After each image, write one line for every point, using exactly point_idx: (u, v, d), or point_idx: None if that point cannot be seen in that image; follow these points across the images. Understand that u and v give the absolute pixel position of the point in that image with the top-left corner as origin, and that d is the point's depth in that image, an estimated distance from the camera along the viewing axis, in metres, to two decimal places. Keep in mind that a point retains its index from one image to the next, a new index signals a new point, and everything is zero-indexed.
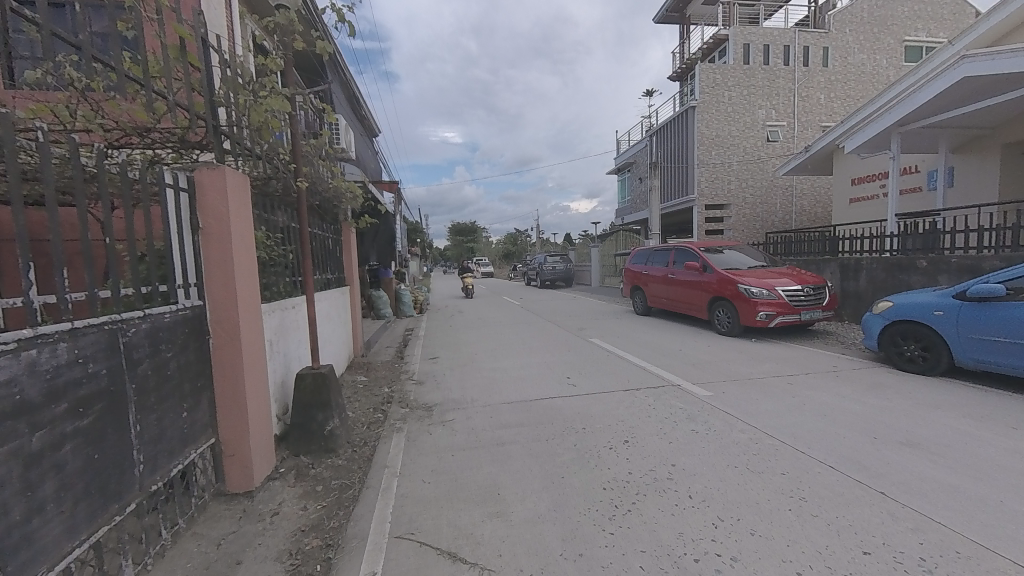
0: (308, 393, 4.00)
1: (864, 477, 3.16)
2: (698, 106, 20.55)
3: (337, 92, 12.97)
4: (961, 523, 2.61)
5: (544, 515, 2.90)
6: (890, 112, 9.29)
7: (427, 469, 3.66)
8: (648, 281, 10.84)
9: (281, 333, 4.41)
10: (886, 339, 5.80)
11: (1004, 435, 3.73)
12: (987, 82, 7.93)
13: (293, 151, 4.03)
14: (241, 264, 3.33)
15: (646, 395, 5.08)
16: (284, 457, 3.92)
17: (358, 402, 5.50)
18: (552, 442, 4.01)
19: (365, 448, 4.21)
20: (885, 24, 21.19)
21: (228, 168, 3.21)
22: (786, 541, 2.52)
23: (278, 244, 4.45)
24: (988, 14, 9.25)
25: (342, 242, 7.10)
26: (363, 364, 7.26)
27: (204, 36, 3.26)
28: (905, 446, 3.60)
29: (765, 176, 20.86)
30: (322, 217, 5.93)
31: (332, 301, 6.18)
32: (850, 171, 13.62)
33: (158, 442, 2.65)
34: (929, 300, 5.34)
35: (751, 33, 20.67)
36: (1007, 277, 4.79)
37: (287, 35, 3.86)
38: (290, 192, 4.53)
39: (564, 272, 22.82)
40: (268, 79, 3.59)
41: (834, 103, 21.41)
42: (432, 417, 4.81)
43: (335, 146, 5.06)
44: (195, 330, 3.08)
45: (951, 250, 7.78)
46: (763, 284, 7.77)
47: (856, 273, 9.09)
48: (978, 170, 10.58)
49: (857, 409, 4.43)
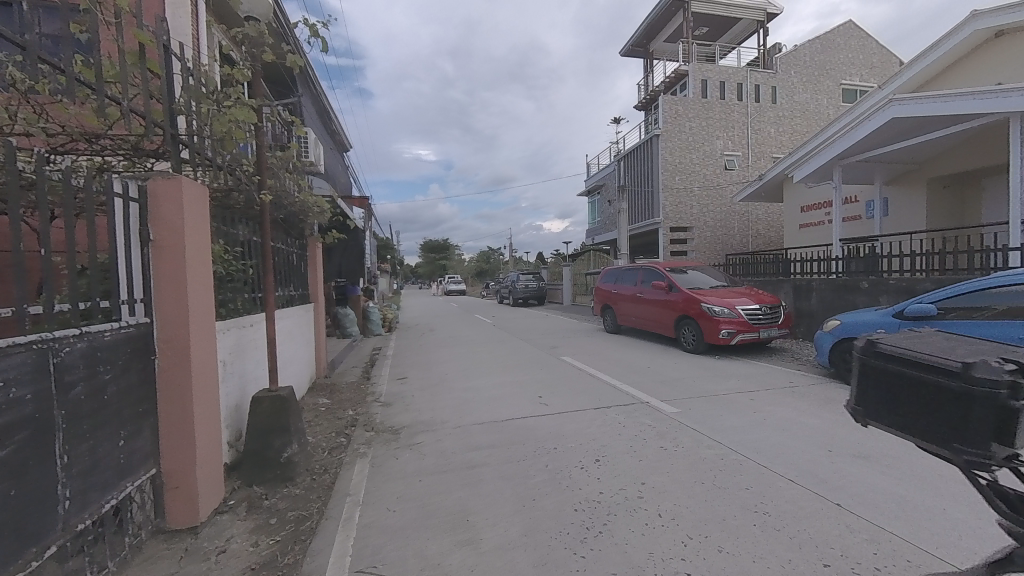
0: (265, 417, 3.77)
1: (822, 489, 3.30)
2: (661, 134, 21.78)
3: (307, 105, 12.76)
4: (909, 531, 2.76)
5: (514, 540, 2.82)
6: (831, 147, 10.14)
7: (393, 496, 3.49)
8: (618, 300, 11.09)
9: (237, 354, 4.16)
10: (837, 355, 6.16)
11: None
12: (914, 123, 8.83)
13: (258, 162, 3.93)
14: (197, 280, 3.14)
15: (616, 413, 5.12)
16: (234, 488, 3.62)
17: (320, 426, 5.21)
18: (523, 463, 3.94)
19: (326, 476, 3.97)
20: (824, 69, 23.42)
21: (185, 178, 3.06)
22: (752, 557, 2.56)
23: (237, 259, 4.23)
24: (912, 61, 10.39)
25: (309, 257, 6.85)
26: (327, 386, 6.93)
27: (166, 43, 3.12)
28: (857, 457, 3.80)
29: (723, 201, 22.15)
30: (287, 231, 5.77)
31: (294, 320, 5.90)
32: (799, 200, 14.70)
33: (90, 474, 2.40)
34: (873, 319, 5.75)
35: (708, 70, 22.29)
36: (938, 298, 5.23)
37: (257, 47, 3.81)
38: (252, 205, 4.34)
39: (536, 290, 23.04)
40: (234, 89, 3.50)
41: (782, 137, 23.20)
42: (399, 441, 4.63)
43: (303, 160, 4.95)
44: (141, 347, 2.85)
45: (889, 273, 8.46)
46: (724, 303, 8.14)
47: (808, 293, 9.70)
48: (909, 201, 11.65)
49: (815, 423, 4.64)
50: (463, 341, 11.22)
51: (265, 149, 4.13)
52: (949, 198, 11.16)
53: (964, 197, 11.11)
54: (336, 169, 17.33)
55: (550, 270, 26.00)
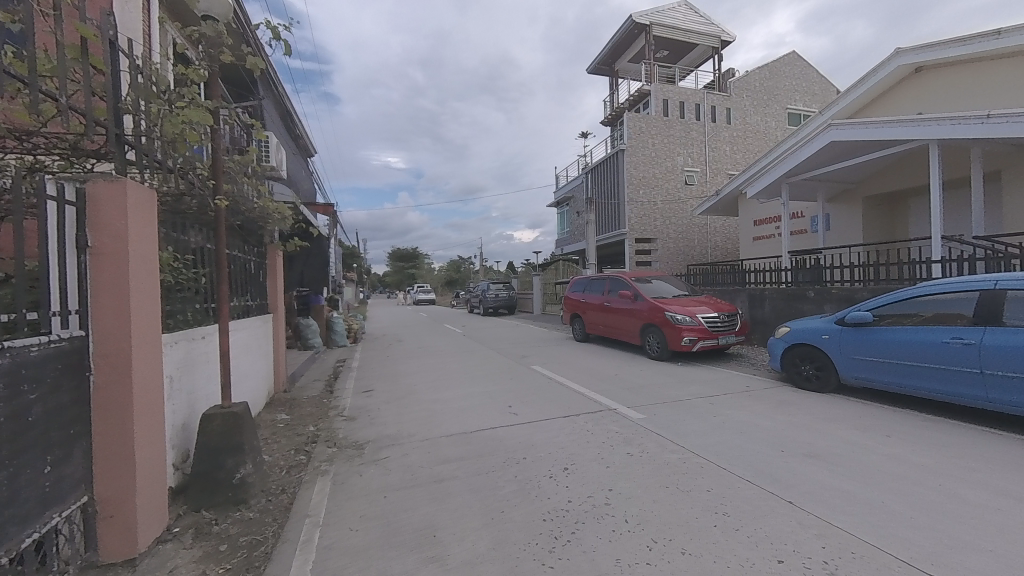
0: (215, 436, 3.53)
1: (776, 488, 3.48)
2: (626, 149, 22.67)
3: (269, 108, 12.32)
4: (853, 525, 2.95)
5: (482, 555, 2.77)
6: (780, 165, 10.91)
7: (356, 515, 3.34)
8: (587, 309, 11.30)
9: (186, 369, 3.89)
10: (789, 360, 6.55)
11: (881, 443, 4.34)
12: (850, 146, 9.67)
13: (214, 166, 3.74)
14: (141, 290, 2.92)
15: (585, 421, 5.19)
16: (180, 514, 3.35)
17: (277, 444, 4.94)
18: (492, 474, 3.90)
19: (283, 497, 3.75)
20: (772, 94, 25.25)
21: (130, 181, 2.86)
22: (713, 557, 2.65)
23: (188, 267, 3.98)
24: (849, 90, 11.39)
25: (268, 265, 6.54)
26: (286, 401, 6.59)
27: (113, 38, 2.93)
28: (807, 457, 4.04)
29: (684, 214, 23.23)
30: (245, 238, 5.50)
31: (250, 331, 5.59)
32: (753, 214, 15.67)
33: (7, 506, 2.15)
34: (818, 325, 6.19)
35: (669, 90, 23.49)
36: (874, 305, 5.70)
37: (215, 47, 3.66)
38: (207, 210, 4.12)
39: (506, 300, 23.09)
40: (188, 90, 3.34)
41: (737, 155, 24.72)
42: (363, 457, 4.47)
43: (263, 164, 4.77)
44: (74, 363, 2.61)
45: (832, 283, 9.15)
46: (686, 311, 8.49)
47: (762, 302, 10.29)
48: (848, 217, 12.68)
49: (770, 425, 4.89)
50: (432, 352, 11.03)
51: (222, 152, 3.94)
52: (881, 215, 12.25)
53: (894, 215, 12.22)
54: (299, 175, 16.76)
55: (520, 279, 26.15)
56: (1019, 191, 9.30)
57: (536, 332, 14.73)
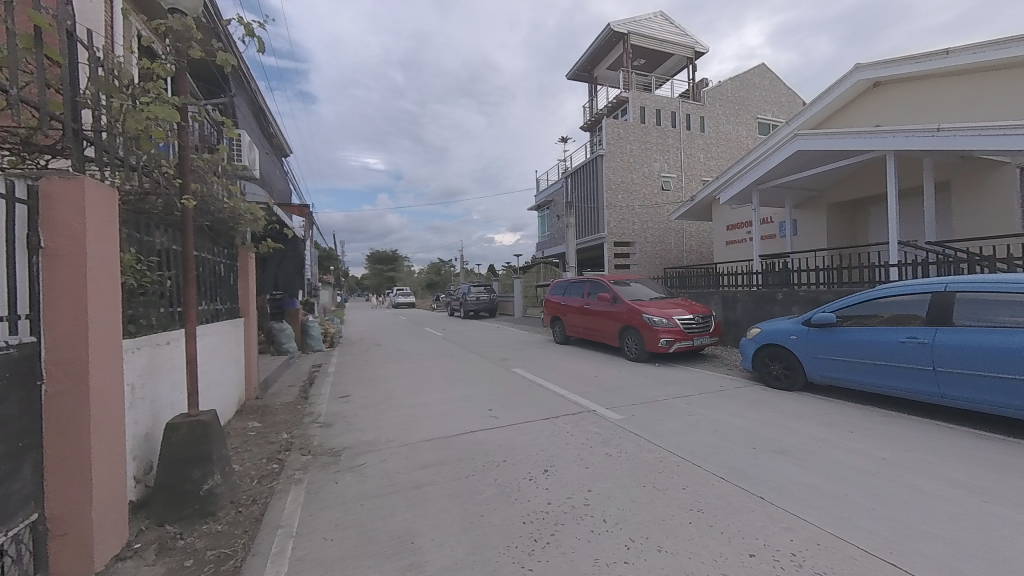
0: (180, 447, 3.37)
1: (747, 484, 3.60)
2: (604, 155, 23.08)
3: (241, 105, 11.93)
4: (820, 518, 3.07)
5: (461, 560, 2.75)
6: (750, 173, 11.33)
7: (331, 524, 3.26)
8: (567, 311, 11.40)
9: (150, 377, 3.71)
10: (759, 360, 6.79)
11: (845, 438, 4.54)
12: (815, 156, 10.15)
13: (181, 165, 3.59)
14: (99, 295, 2.77)
15: (564, 423, 5.23)
16: (141, 530, 3.18)
17: (248, 452, 4.76)
18: (472, 479, 3.87)
19: (254, 508, 3.62)
20: (743, 104, 26.24)
21: (89, 179, 2.73)
22: (688, 554, 2.71)
23: (152, 269, 3.80)
24: (813, 102, 11.96)
25: (240, 268, 6.31)
26: (258, 408, 6.37)
27: (70, 28, 2.78)
28: (777, 453, 4.19)
29: (661, 219, 23.81)
30: (214, 240, 5.31)
31: (220, 336, 5.39)
32: (725, 220, 16.21)
33: None
34: (786, 326, 6.46)
35: (646, 98, 24.07)
36: (837, 307, 5.98)
37: (182, 42, 3.53)
38: (173, 210, 3.96)
39: (487, 302, 23.03)
40: (154, 85, 3.21)
41: (710, 162, 25.53)
42: (339, 464, 4.36)
43: (234, 163, 4.63)
44: (25, 371, 2.43)
45: (799, 285, 9.55)
46: (663, 313, 8.69)
47: (734, 304, 10.65)
48: (813, 223, 13.28)
49: (742, 423, 5.06)
50: (412, 355, 10.89)
51: (190, 150, 3.80)
52: (844, 221, 12.87)
53: (855, 221, 12.86)
54: (273, 175, 16.29)
55: (501, 282, 26.14)
56: (965, 201, 9.97)
57: (517, 335, 14.77)
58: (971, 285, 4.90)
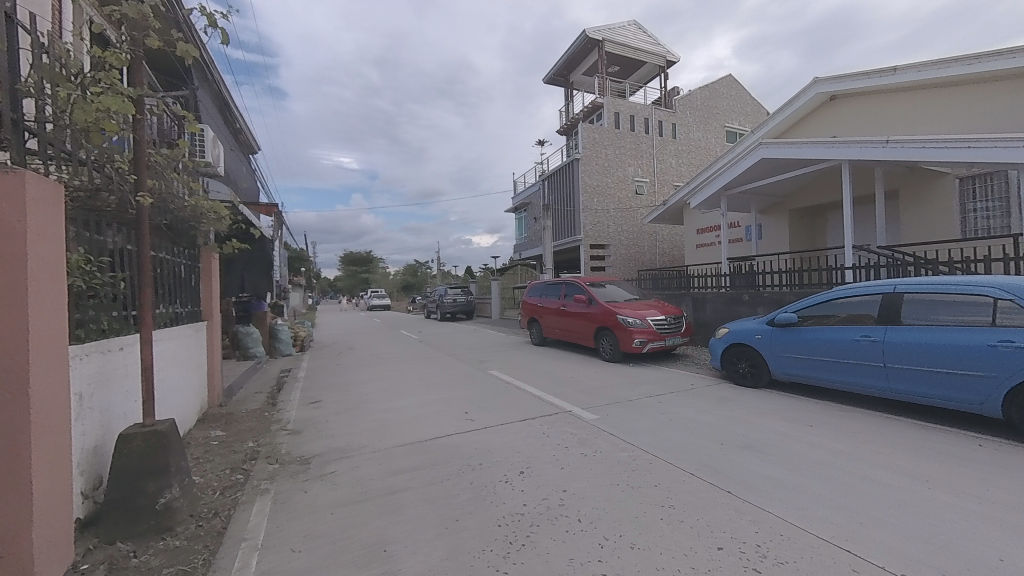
0: (135, 459, 3.18)
1: (716, 479, 3.72)
2: (580, 158, 23.45)
3: (204, 98, 11.40)
4: (782, 509, 3.22)
5: (435, 566, 2.71)
6: (719, 178, 11.77)
7: (300, 535, 3.14)
8: (544, 313, 11.47)
9: (100, 386, 3.48)
10: (727, 359, 7.04)
11: (806, 432, 4.77)
12: (777, 164, 10.65)
13: (137, 160, 3.40)
14: (41, 297, 2.57)
15: (540, 424, 5.25)
16: (89, 549, 2.96)
17: (210, 463, 4.53)
18: (447, 483, 3.83)
19: (216, 521, 3.44)
20: (712, 112, 27.26)
21: (30, 173, 2.52)
22: (660, 549, 2.78)
23: (104, 270, 3.56)
24: (776, 112, 12.54)
25: (202, 269, 6.02)
26: (221, 416, 6.08)
27: (8, 10, 2.58)
28: (744, 448, 4.35)
29: (635, 223, 24.35)
30: (174, 239, 5.04)
31: (180, 341, 5.12)
32: (696, 224, 16.76)
33: None
34: (752, 326, 6.73)
35: (620, 104, 24.62)
36: (798, 307, 6.28)
37: (139, 30, 3.36)
38: (127, 207, 3.73)
39: (464, 305, 22.90)
40: (107, 75, 3.03)
41: (682, 168, 26.35)
42: (309, 472, 4.22)
43: (195, 159, 4.41)
44: None
45: (764, 287, 9.99)
46: (637, 314, 8.88)
47: (704, 305, 11.01)
48: (777, 228, 13.92)
49: (711, 420, 5.22)
50: (386, 359, 10.67)
51: (147, 145, 3.60)
52: (804, 227, 13.54)
53: (814, 226, 13.56)
54: (239, 172, 15.64)
55: (478, 284, 26.04)
56: (912, 208, 10.70)
57: (494, 337, 14.74)
58: (917, 286, 5.26)
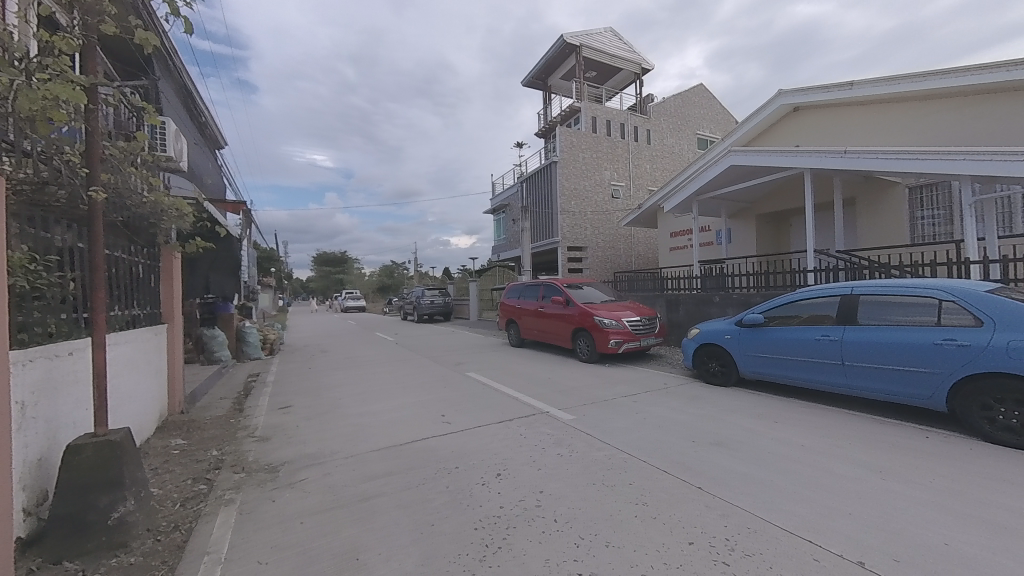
0: (85, 472, 2.98)
1: (688, 476, 3.82)
2: (558, 161, 23.69)
3: (166, 89, 10.84)
4: (749, 503, 3.34)
5: (410, 572, 2.67)
6: (691, 183, 12.13)
7: (267, 546, 3.03)
8: (521, 314, 11.52)
9: (45, 394, 3.24)
10: (699, 358, 7.25)
11: (772, 428, 4.98)
12: (746, 171, 11.08)
13: (88, 153, 3.18)
14: None
15: (518, 426, 5.25)
16: (32, 570, 2.75)
17: (171, 473, 4.30)
18: (423, 487, 3.77)
19: (176, 536, 3.26)
20: (685, 120, 28.12)
21: None
22: (634, 547, 2.83)
23: (50, 270, 3.31)
24: (744, 121, 13.05)
25: (163, 269, 5.72)
26: (183, 423, 5.79)
27: None
28: (714, 445, 4.50)
29: (611, 226, 24.81)
30: (132, 237, 4.77)
31: (138, 345, 4.84)
32: (669, 227, 17.22)
33: None
34: (722, 327, 6.97)
35: (597, 109, 25.04)
36: (765, 309, 6.54)
37: (92, 15, 3.15)
38: (78, 203, 3.49)
39: (442, 306, 22.69)
40: (55, 61, 2.82)
41: (656, 173, 27.03)
42: (278, 480, 4.06)
43: (155, 152, 4.17)
44: None
45: (733, 289, 10.37)
46: (613, 316, 9.04)
47: (677, 307, 11.32)
48: (745, 232, 14.48)
49: (684, 419, 5.37)
50: (361, 362, 10.44)
51: (100, 137, 3.37)
52: (771, 231, 14.14)
53: (779, 231, 14.19)
54: (205, 168, 14.96)
55: (456, 285, 25.84)
56: (867, 215, 11.36)
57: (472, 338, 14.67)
58: (872, 289, 5.58)
